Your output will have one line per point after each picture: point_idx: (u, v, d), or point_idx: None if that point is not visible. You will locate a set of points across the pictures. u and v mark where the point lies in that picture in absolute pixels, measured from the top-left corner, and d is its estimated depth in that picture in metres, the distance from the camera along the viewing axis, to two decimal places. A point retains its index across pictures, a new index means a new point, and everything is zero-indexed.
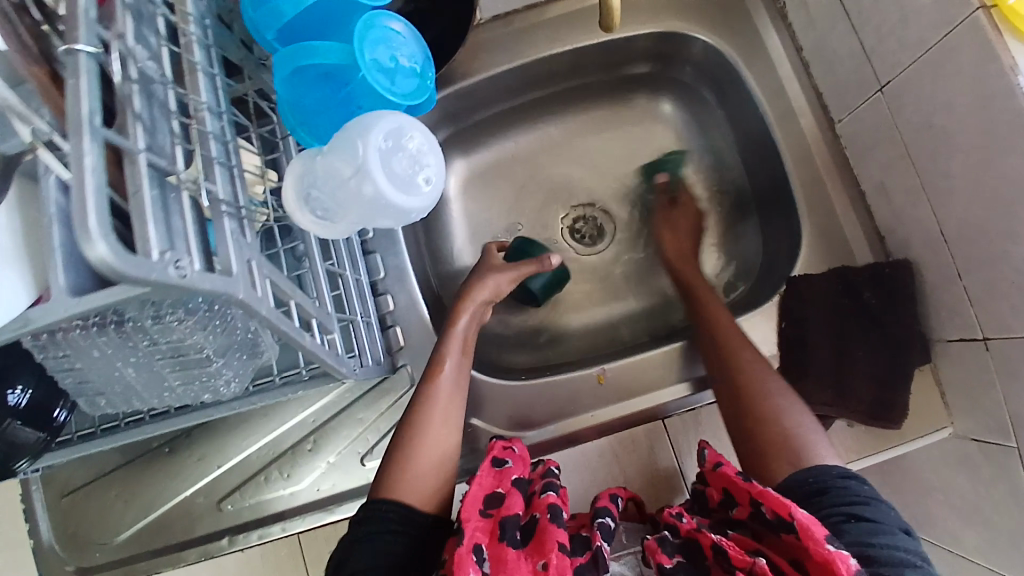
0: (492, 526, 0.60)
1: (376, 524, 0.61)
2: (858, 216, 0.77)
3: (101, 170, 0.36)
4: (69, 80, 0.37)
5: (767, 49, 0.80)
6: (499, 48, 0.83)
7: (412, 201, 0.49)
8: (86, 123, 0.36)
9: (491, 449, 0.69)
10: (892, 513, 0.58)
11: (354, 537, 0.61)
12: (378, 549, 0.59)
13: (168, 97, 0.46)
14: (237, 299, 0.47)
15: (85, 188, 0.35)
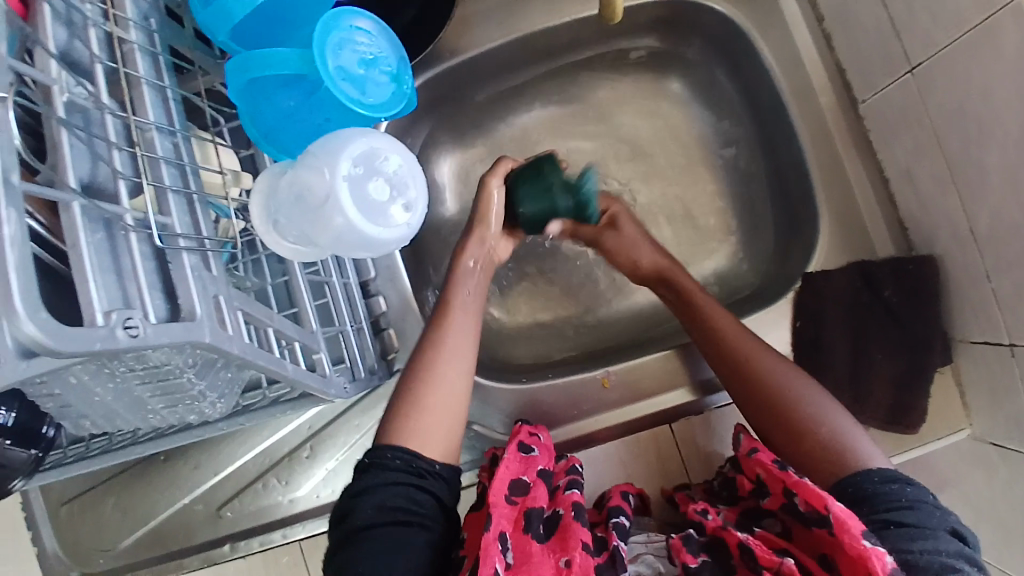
0: (517, 515, 0.55)
1: (384, 472, 0.56)
2: (880, 204, 0.72)
3: (22, 242, 0.32)
4: None
5: (785, 18, 0.74)
6: (491, 22, 0.76)
7: (389, 232, 0.45)
8: (2, 183, 0.32)
9: (516, 434, 0.65)
10: (941, 513, 0.51)
11: (359, 487, 0.55)
12: (386, 498, 0.54)
13: (107, 123, 0.41)
14: (204, 344, 0.42)
15: (7, 267, 0.31)
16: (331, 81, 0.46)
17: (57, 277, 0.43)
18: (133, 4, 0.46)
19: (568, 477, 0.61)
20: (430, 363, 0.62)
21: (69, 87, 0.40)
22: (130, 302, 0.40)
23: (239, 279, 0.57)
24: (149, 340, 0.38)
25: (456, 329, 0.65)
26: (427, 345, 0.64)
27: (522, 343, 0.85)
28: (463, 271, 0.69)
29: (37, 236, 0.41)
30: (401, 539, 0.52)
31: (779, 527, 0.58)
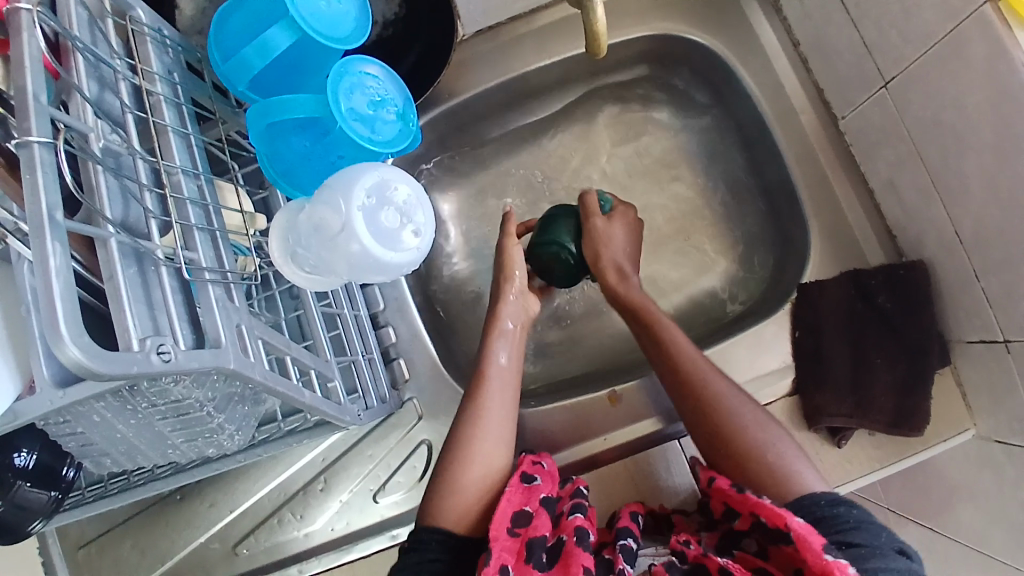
0: (520, 546, 0.56)
1: (417, 552, 0.58)
2: (867, 215, 0.75)
3: (66, 271, 0.34)
4: (23, 176, 0.35)
5: (762, 46, 0.78)
6: (484, 63, 0.80)
7: (401, 256, 0.47)
8: (47, 219, 0.34)
9: (518, 464, 0.64)
10: (886, 533, 0.54)
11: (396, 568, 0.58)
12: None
13: (138, 166, 0.44)
14: (229, 370, 0.44)
15: (52, 295, 0.33)
16: (344, 121, 0.49)
17: (92, 312, 0.45)
18: (159, 59, 0.50)
19: (572, 503, 0.61)
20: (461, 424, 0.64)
21: (103, 133, 0.43)
22: (161, 330, 0.42)
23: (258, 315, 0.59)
24: (180, 365, 0.39)
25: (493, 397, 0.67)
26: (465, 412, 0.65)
27: (528, 368, 0.86)
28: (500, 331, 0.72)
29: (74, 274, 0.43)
30: None
31: (756, 546, 0.58)
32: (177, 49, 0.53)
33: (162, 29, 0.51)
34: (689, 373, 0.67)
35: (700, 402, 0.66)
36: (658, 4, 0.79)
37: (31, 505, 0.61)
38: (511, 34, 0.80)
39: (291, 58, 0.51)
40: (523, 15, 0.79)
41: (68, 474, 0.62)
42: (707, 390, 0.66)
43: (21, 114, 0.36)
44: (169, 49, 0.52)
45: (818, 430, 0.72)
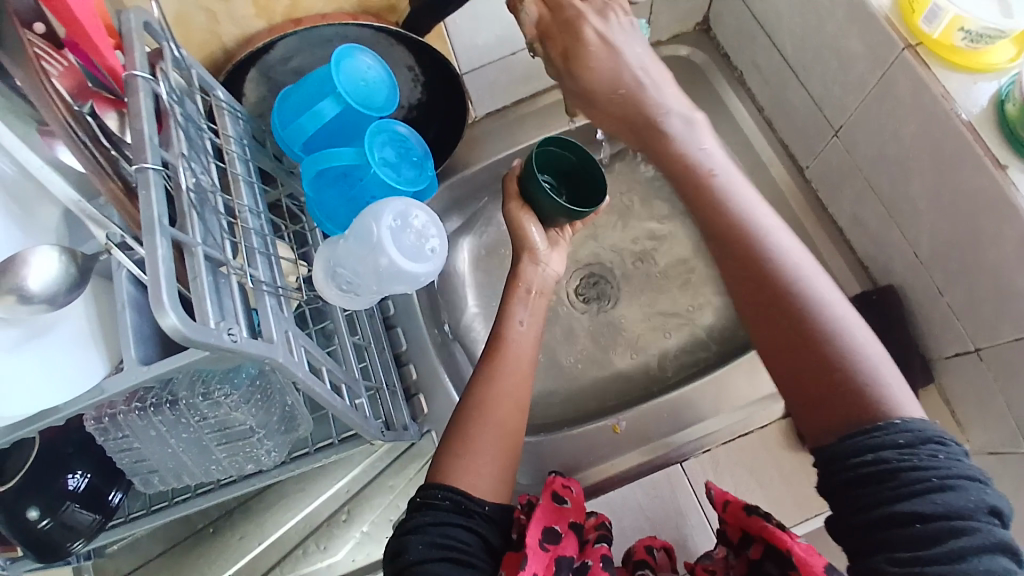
0: (550, 561, 0.58)
1: (433, 512, 0.58)
2: (841, 251, 0.83)
3: (169, 260, 0.44)
4: (141, 192, 0.46)
5: (732, 111, 0.90)
6: (494, 137, 0.94)
7: (422, 267, 0.57)
8: (157, 224, 0.44)
9: (548, 483, 0.67)
10: (978, 488, 0.45)
11: (410, 526, 0.57)
12: (436, 537, 0.56)
13: (217, 201, 0.56)
14: (277, 363, 0.52)
15: (159, 274, 0.43)
16: (377, 166, 0.61)
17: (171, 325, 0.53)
18: (234, 128, 0.64)
19: (597, 533, 0.64)
20: (482, 388, 0.65)
21: (195, 174, 0.54)
22: None
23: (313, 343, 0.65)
24: (242, 347, 0.48)
25: (506, 370, 0.67)
26: (482, 378, 0.66)
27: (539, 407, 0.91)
28: (521, 295, 0.73)
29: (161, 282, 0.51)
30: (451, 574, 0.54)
31: None
32: (246, 123, 0.66)
33: (234, 106, 0.65)
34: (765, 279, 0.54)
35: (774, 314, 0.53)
36: None
37: (78, 524, 0.68)
38: (516, 114, 0.95)
39: (334, 124, 0.62)
40: (526, 98, 0.94)
41: (113, 497, 0.70)
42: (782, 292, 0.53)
43: (140, 150, 0.47)
44: (240, 121, 0.66)
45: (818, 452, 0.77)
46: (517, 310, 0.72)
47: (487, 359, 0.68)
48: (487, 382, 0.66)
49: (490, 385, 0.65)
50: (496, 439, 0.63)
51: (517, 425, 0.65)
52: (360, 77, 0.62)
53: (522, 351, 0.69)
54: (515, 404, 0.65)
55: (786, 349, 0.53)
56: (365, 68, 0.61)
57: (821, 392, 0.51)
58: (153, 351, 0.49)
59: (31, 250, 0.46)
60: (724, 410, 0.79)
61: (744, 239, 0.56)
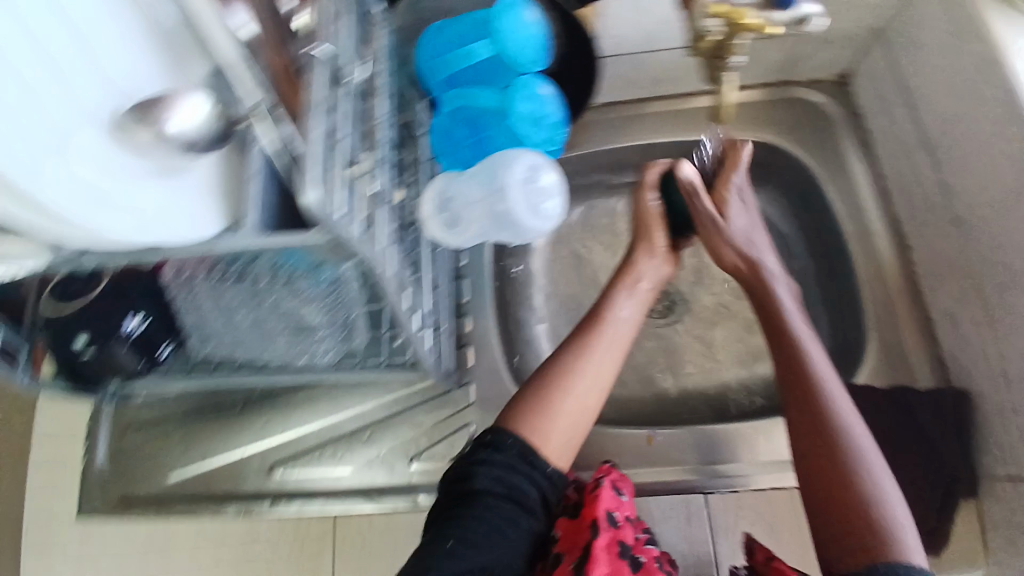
0: (612, 541, 0.61)
1: (502, 454, 0.62)
2: (921, 343, 0.81)
3: (323, 142, 0.44)
4: (312, 72, 0.46)
5: (853, 172, 0.88)
6: (602, 129, 0.91)
7: (532, 221, 0.59)
8: (318, 104, 0.45)
9: (607, 471, 0.66)
10: None
11: (478, 457, 0.62)
12: (502, 479, 0.60)
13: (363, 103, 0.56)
14: (378, 273, 0.52)
15: (311, 153, 0.43)
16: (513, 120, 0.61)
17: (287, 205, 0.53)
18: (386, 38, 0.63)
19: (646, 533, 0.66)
20: (575, 358, 0.68)
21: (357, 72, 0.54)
22: None
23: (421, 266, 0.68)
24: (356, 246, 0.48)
25: (606, 345, 0.69)
26: (575, 348, 0.68)
27: None
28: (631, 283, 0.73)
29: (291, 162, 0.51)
30: (508, 518, 0.59)
31: None
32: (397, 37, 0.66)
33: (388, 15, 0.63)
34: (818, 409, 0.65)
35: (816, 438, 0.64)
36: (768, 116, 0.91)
37: (124, 367, 0.68)
38: (629, 111, 0.91)
39: (482, 67, 0.63)
40: (640, 101, 0.91)
41: (162, 352, 0.70)
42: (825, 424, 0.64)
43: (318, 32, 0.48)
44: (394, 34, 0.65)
45: None
46: (625, 292, 0.73)
47: (583, 329, 0.70)
48: (582, 356, 0.68)
49: (581, 360, 0.67)
50: (576, 411, 0.66)
51: (588, 404, 0.67)
52: (523, 26, 0.60)
53: (619, 333, 0.70)
54: (601, 383, 0.67)
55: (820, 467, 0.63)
56: (523, 23, 0.60)
57: (837, 518, 0.61)
58: (270, 224, 0.49)
59: (182, 95, 0.43)
60: (757, 459, 0.78)
61: (807, 384, 0.66)
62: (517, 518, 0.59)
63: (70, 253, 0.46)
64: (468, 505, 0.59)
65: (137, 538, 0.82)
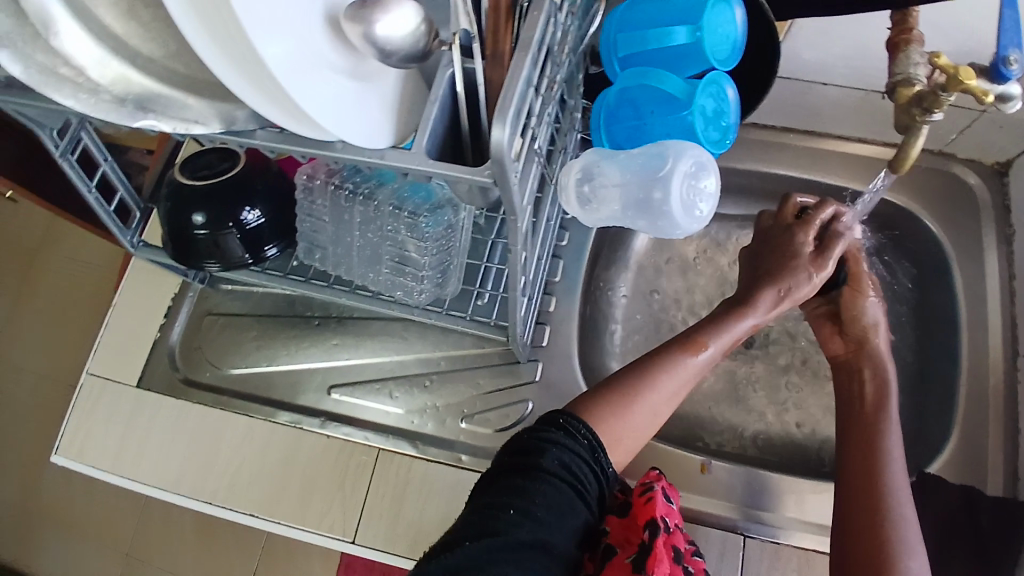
0: (668, 546, 0.58)
1: (571, 440, 0.57)
2: (1004, 450, 0.78)
3: (523, 85, 0.45)
4: (532, 14, 0.46)
5: (983, 261, 0.84)
6: (742, 148, 0.90)
7: (682, 220, 0.59)
8: (530, 46, 0.45)
9: (655, 476, 0.64)
10: None
11: (546, 436, 0.56)
12: (569, 464, 0.55)
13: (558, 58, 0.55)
14: (515, 226, 0.52)
15: (512, 91, 0.44)
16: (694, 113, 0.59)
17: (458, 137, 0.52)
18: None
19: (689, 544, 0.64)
20: (649, 381, 0.65)
21: (564, 25, 0.53)
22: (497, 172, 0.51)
23: (533, 232, 0.65)
24: (511, 195, 0.47)
25: (679, 376, 0.66)
26: (650, 371, 0.66)
27: None
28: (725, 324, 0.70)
29: (473, 94, 0.51)
30: (568, 504, 0.53)
31: None
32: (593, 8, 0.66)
33: None
34: (875, 480, 0.60)
35: (867, 508, 0.59)
36: (910, 184, 0.89)
37: (228, 252, 0.69)
38: (776, 138, 0.90)
39: (675, 52, 0.59)
40: (797, 131, 0.89)
41: (267, 252, 0.70)
42: (875, 493, 0.60)
43: None
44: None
45: None
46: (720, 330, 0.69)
47: (671, 345, 0.68)
48: (656, 380, 0.65)
49: (655, 382, 0.65)
50: (634, 434, 0.63)
51: (658, 419, 0.65)
52: (727, 22, 0.58)
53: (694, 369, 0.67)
54: (662, 413, 0.65)
55: (858, 534, 0.58)
56: (731, 22, 0.58)
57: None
58: (436, 148, 0.49)
59: (399, 1, 0.44)
60: (807, 518, 0.75)
61: (879, 466, 0.61)
62: (576, 508, 0.54)
63: (245, 126, 0.47)
64: (531, 481, 0.52)
65: (169, 419, 0.81)
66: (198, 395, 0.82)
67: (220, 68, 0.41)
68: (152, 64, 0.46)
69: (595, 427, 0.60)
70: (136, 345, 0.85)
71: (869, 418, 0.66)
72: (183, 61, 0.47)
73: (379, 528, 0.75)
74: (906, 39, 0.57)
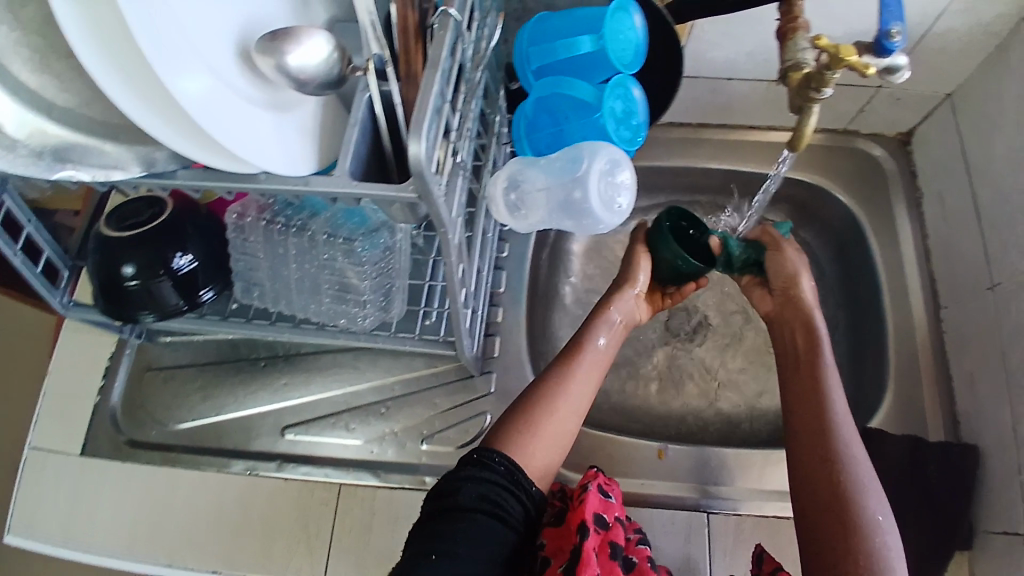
0: (603, 544, 0.62)
1: (486, 471, 0.60)
2: (939, 398, 0.83)
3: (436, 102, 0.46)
4: (439, 33, 0.48)
5: (895, 225, 0.91)
6: (663, 146, 0.94)
7: (605, 216, 0.63)
8: (440, 64, 0.47)
9: (592, 475, 0.66)
10: None
11: (460, 474, 0.60)
12: (487, 494, 0.58)
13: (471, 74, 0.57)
14: (445, 239, 0.53)
15: (425, 108, 0.45)
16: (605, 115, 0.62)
17: (380, 158, 0.53)
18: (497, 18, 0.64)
19: (637, 534, 0.65)
20: (557, 384, 0.67)
21: (472, 42, 0.55)
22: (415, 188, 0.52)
23: (470, 246, 0.66)
24: (437, 207, 0.49)
25: (584, 371, 0.69)
26: (555, 375, 0.68)
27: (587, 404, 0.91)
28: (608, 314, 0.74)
29: (391, 115, 0.52)
30: (493, 533, 0.56)
31: None
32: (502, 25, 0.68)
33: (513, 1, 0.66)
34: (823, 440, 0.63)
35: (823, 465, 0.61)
36: (820, 162, 0.94)
37: (163, 301, 0.67)
38: (692, 133, 0.94)
39: (582, 60, 0.62)
40: (711, 126, 0.94)
41: (204, 295, 0.69)
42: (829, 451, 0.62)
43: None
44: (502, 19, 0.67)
45: None
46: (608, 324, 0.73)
47: (561, 359, 0.70)
48: (563, 380, 0.68)
49: (566, 382, 0.68)
50: (555, 437, 0.65)
51: (570, 428, 0.66)
52: (628, 29, 0.61)
53: (599, 359, 0.71)
54: (576, 410, 0.67)
55: (820, 489, 0.60)
56: (632, 28, 0.61)
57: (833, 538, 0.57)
58: (359, 170, 0.49)
59: (309, 32, 0.45)
60: (767, 489, 0.77)
61: (823, 424, 0.64)
62: (501, 533, 0.57)
63: (165, 168, 0.47)
64: (450, 523, 0.56)
65: (117, 482, 0.77)
66: (145, 455, 0.79)
67: (123, 101, 0.40)
68: (67, 113, 0.46)
69: (512, 446, 0.63)
70: (75, 409, 0.81)
71: (807, 374, 0.68)
72: (98, 108, 0.47)
73: (351, 562, 0.74)
74: (793, 27, 0.61)
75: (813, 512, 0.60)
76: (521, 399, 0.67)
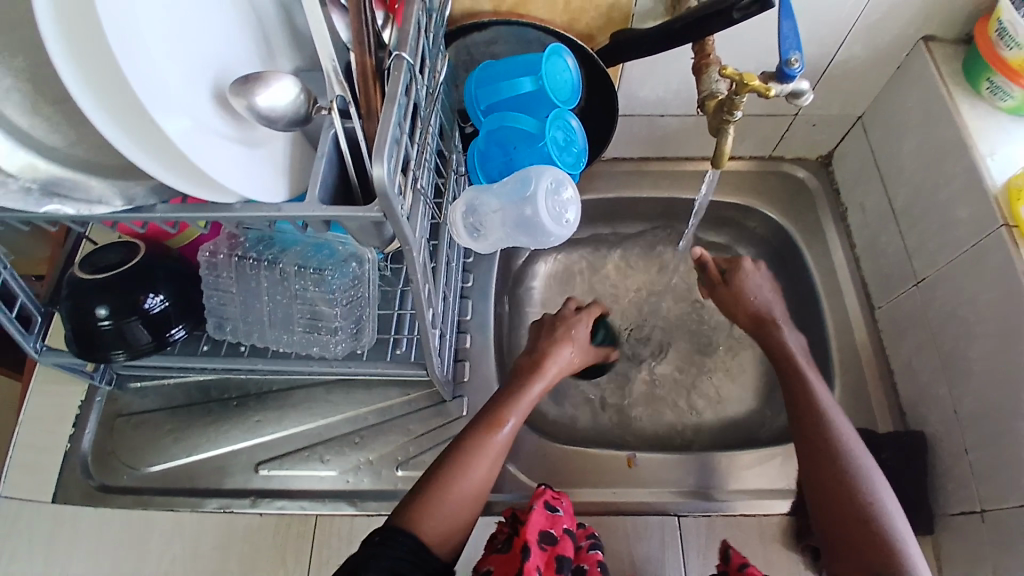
0: (549, 559, 0.65)
1: (382, 546, 0.60)
2: (884, 392, 0.89)
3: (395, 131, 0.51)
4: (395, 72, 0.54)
5: (826, 238, 0.99)
6: (610, 179, 1.02)
7: (557, 231, 0.70)
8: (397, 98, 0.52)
9: (539, 493, 0.70)
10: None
11: (360, 554, 0.59)
12: (389, 564, 0.58)
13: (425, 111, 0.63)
14: (412, 257, 0.58)
15: (386, 136, 0.50)
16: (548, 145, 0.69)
17: (347, 186, 0.58)
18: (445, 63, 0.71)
19: (589, 539, 0.70)
20: (476, 448, 0.69)
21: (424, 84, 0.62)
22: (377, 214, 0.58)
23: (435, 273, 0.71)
24: (402, 226, 0.54)
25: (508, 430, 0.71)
26: (474, 441, 0.70)
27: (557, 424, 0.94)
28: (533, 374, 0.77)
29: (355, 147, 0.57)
30: None
31: None
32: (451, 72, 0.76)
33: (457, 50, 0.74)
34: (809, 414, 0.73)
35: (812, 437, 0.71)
36: (752, 186, 1.03)
37: (135, 340, 0.69)
38: (635, 167, 1.03)
39: (525, 99, 0.69)
40: (650, 159, 1.03)
41: (174, 333, 0.71)
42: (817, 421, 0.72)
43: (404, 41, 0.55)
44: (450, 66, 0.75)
45: (803, 553, 0.77)
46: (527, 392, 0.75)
47: (479, 423, 0.72)
48: (484, 445, 0.70)
49: (484, 447, 0.69)
50: (470, 503, 0.67)
51: (484, 489, 0.69)
52: (563, 70, 0.69)
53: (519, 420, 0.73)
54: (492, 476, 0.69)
55: (814, 454, 0.70)
56: (565, 69, 0.69)
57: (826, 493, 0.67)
58: (328, 197, 0.54)
59: (276, 76, 0.51)
60: (732, 488, 0.81)
61: (820, 419, 0.72)
62: None
63: (145, 202, 0.51)
64: None
65: (90, 530, 0.77)
66: (118, 501, 0.79)
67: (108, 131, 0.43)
68: (55, 152, 0.49)
69: (426, 519, 0.63)
70: (44, 462, 0.80)
71: (785, 356, 0.79)
72: (83, 147, 0.50)
73: None
74: (706, 63, 0.70)
75: (809, 476, 0.70)
76: (440, 465, 0.69)
